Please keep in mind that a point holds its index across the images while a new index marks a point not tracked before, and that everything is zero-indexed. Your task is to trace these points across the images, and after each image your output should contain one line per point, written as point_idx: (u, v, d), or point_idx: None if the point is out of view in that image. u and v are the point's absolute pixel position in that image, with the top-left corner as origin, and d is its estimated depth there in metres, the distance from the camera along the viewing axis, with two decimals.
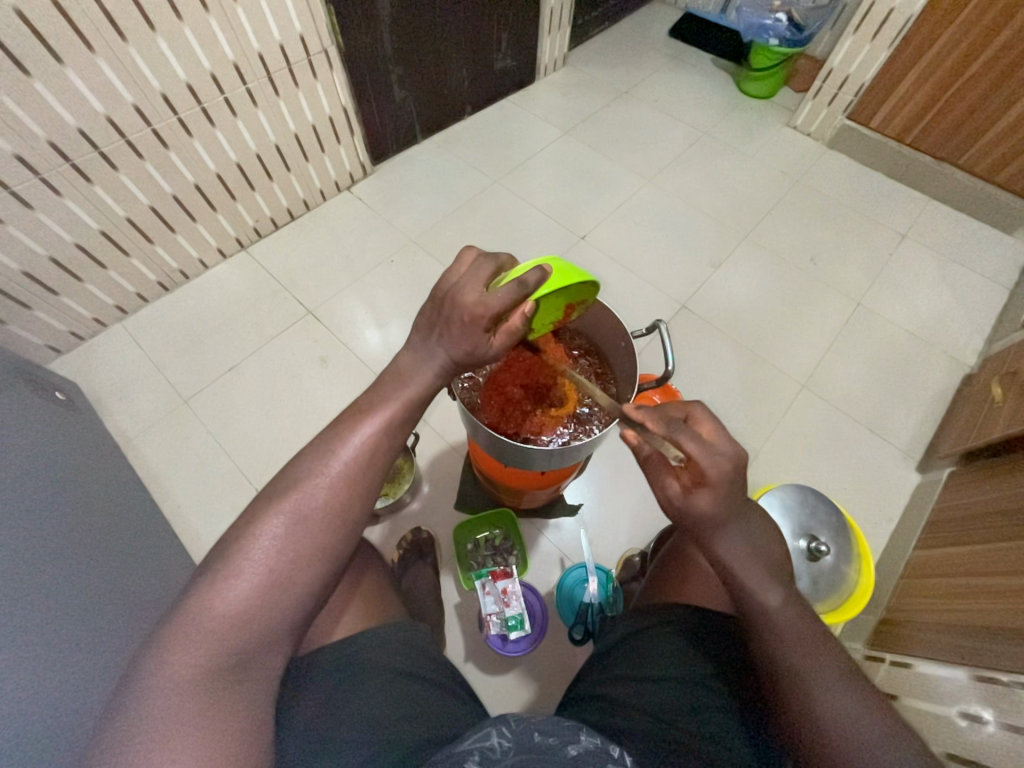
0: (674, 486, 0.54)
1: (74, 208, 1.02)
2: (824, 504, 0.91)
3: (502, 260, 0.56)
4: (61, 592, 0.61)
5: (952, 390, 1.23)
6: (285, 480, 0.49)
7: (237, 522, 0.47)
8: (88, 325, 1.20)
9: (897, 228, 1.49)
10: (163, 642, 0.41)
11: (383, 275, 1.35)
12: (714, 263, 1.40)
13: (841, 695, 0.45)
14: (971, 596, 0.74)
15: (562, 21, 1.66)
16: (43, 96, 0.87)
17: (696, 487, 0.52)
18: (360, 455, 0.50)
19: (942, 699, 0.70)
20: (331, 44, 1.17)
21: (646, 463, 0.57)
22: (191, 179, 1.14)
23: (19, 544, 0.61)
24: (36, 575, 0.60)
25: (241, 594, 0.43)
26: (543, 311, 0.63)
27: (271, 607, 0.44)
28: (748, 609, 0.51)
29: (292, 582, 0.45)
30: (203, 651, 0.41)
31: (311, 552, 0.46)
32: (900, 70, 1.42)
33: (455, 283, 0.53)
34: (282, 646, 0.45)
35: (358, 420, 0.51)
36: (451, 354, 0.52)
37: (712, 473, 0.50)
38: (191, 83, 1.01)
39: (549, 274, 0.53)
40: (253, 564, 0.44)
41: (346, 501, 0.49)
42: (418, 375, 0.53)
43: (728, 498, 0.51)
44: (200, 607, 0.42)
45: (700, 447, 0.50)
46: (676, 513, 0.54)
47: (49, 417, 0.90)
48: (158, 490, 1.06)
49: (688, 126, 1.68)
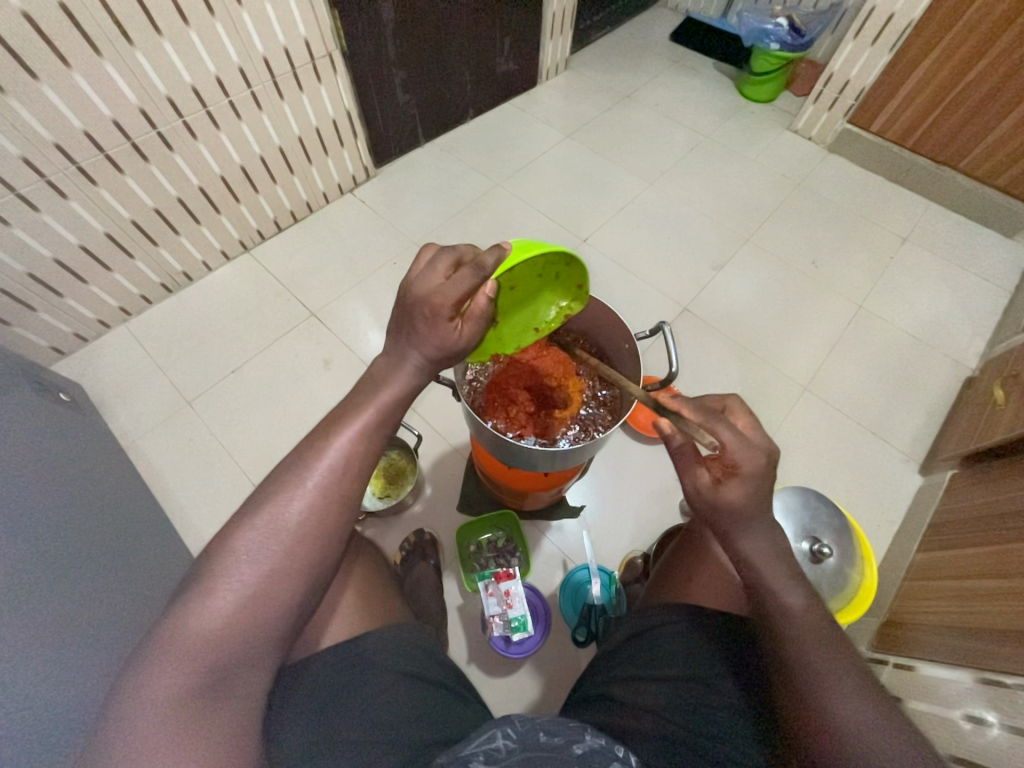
0: (704, 477, 0.53)
1: (80, 210, 1.03)
2: (826, 506, 0.92)
3: (463, 248, 0.54)
4: (57, 600, 0.60)
5: (954, 393, 1.23)
6: (264, 493, 0.49)
7: (215, 538, 0.47)
8: (92, 327, 1.20)
9: (898, 231, 1.50)
10: (142, 664, 0.41)
11: (387, 277, 1.35)
12: (716, 266, 1.41)
13: (851, 701, 0.44)
14: (973, 598, 0.74)
15: (564, 26, 1.67)
16: (49, 99, 0.88)
17: (726, 479, 0.51)
18: (337, 465, 0.50)
19: (945, 701, 0.69)
20: (335, 48, 1.18)
21: (675, 452, 0.55)
22: (195, 182, 1.15)
23: (15, 548, 0.60)
24: (31, 581, 0.59)
25: (220, 610, 0.43)
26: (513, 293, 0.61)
27: (251, 621, 0.44)
28: (769, 608, 0.51)
29: (271, 596, 0.45)
30: (183, 669, 0.41)
31: (290, 564, 0.46)
32: (900, 74, 1.42)
33: (413, 277, 0.52)
34: (266, 659, 0.45)
35: (335, 431, 0.51)
36: (423, 352, 0.52)
37: (745, 463, 0.50)
38: (197, 87, 1.02)
39: (507, 250, 0.52)
40: (232, 580, 0.44)
41: (324, 511, 0.48)
42: (394, 380, 0.53)
43: (755, 488, 0.51)
44: (178, 626, 0.42)
45: (737, 439, 0.50)
46: (703, 503, 0.54)
47: (52, 418, 0.90)
48: (161, 490, 1.06)
49: (689, 129, 1.69)
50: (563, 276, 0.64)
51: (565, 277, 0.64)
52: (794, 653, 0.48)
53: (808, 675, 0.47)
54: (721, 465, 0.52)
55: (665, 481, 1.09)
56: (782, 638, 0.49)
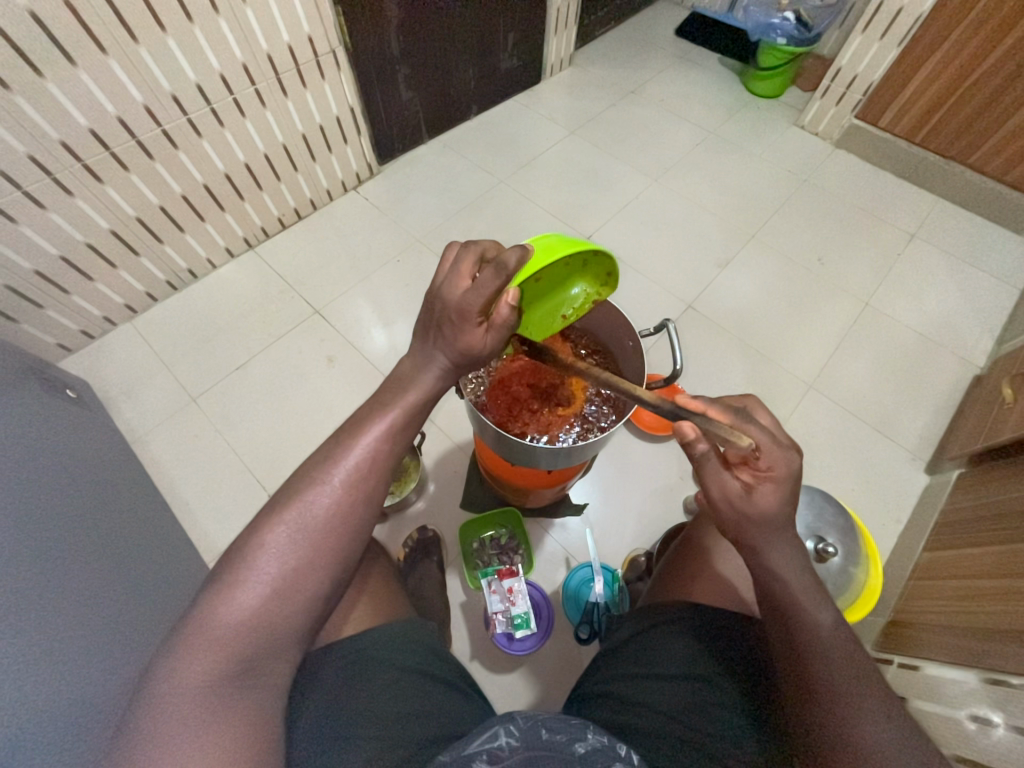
0: (734, 484, 0.52)
1: (85, 207, 1.03)
2: (832, 505, 0.91)
3: (484, 244, 0.53)
4: (59, 595, 0.59)
5: (961, 391, 1.22)
6: (290, 488, 0.49)
7: (242, 531, 0.47)
8: (98, 324, 1.21)
9: (905, 227, 1.48)
10: (174, 651, 0.42)
11: (391, 274, 1.35)
12: (721, 263, 1.40)
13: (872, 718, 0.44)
14: (979, 599, 0.73)
15: (568, 21, 1.66)
16: (55, 96, 0.88)
17: (757, 482, 0.51)
18: (363, 463, 0.50)
19: (949, 701, 0.69)
20: (338, 45, 1.18)
21: (701, 459, 0.52)
22: (200, 179, 1.16)
23: (17, 542, 0.59)
24: (37, 577, 0.59)
25: (249, 602, 0.44)
26: (534, 292, 0.61)
27: (279, 614, 0.45)
28: (800, 623, 0.49)
29: (298, 590, 0.46)
30: (212, 659, 0.41)
31: (315, 559, 0.47)
32: (908, 69, 1.41)
33: (441, 281, 0.52)
34: (291, 652, 0.46)
35: (360, 427, 0.51)
36: (449, 356, 0.52)
37: (778, 466, 0.50)
38: (201, 84, 1.02)
39: (528, 252, 0.50)
40: (259, 574, 0.45)
41: (347, 510, 0.48)
42: (420, 380, 0.53)
43: (787, 494, 0.50)
44: (208, 616, 0.43)
45: (771, 440, 0.50)
46: (734, 511, 0.52)
47: (60, 414, 0.91)
48: (167, 486, 1.07)
49: (694, 125, 1.68)
50: (590, 261, 0.63)
51: (593, 263, 0.63)
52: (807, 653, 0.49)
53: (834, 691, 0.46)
54: (751, 468, 0.52)
55: (669, 480, 1.09)
56: (807, 653, 0.48)
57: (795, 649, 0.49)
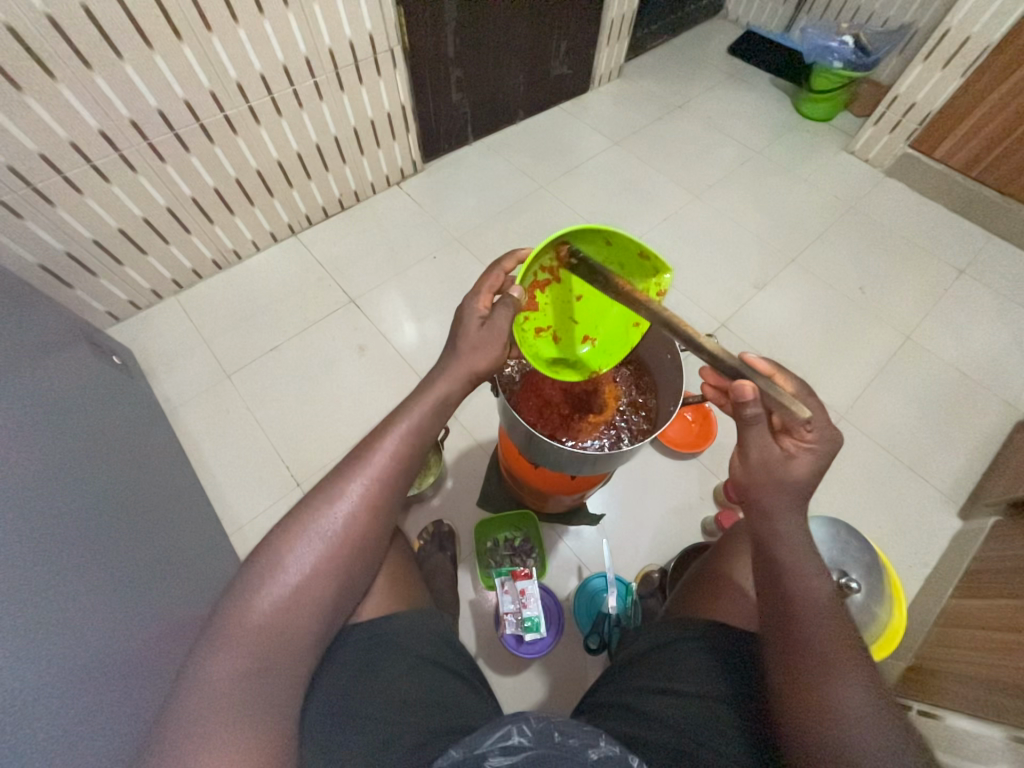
0: (776, 450, 0.55)
1: (145, 184, 1.08)
2: (858, 541, 0.88)
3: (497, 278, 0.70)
4: (83, 550, 0.61)
5: (1003, 436, 1.17)
6: (314, 494, 0.50)
7: (267, 537, 0.48)
8: (145, 296, 1.26)
9: (954, 264, 1.43)
10: (202, 650, 0.43)
11: (427, 270, 1.37)
12: (757, 285, 1.38)
13: (852, 690, 0.45)
14: (1008, 652, 0.70)
15: (621, 33, 1.66)
16: (130, 77, 0.93)
17: (799, 449, 0.55)
18: (386, 469, 0.51)
19: (969, 757, 0.66)
20: (396, 43, 1.21)
21: (751, 420, 0.55)
22: (254, 164, 1.20)
23: (57, 499, 0.62)
24: (74, 531, 0.61)
25: (272, 603, 0.45)
26: (571, 305, 0.71)
27: (299, 617, 0.46)
28: (792, 595, 0.51)
29: (318, 594, 0.47)
30: (237, 654, 0.42)
31: (334, 562, 0.48)
32: (971, 100, 1.37)
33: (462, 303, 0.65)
34: (308, 656, 0.46)
35: (383, 435, 0.52)
36: (461, 363, 0.56)
37: (821, 440, 0.54)
38: (265, 75, 1.06)
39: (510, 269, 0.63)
40: (283, 575, 0.46)
41: (366, 518, 0.50)
42: (440, 390, 0.55)
43: (822, 466, 0.55)
44: (235, 616, 0.44)
45: (820, 415, 0.55)
46: (771, 476, 0.55)
47: (105, 378, 0.95)
48: (196, 457, 1.10)
49: (740, 144, 1.66)
50: (610, 248, 0.65)
51: (613, 247, 0.64)
52: (809, 641, 0.48)
53: (818, 665, 0.46)
54: (794, 440, 0.56)
55: (689, 498, 1.08)
56: (796, 633, 0.49)
57: (784, 622, 0.50)
